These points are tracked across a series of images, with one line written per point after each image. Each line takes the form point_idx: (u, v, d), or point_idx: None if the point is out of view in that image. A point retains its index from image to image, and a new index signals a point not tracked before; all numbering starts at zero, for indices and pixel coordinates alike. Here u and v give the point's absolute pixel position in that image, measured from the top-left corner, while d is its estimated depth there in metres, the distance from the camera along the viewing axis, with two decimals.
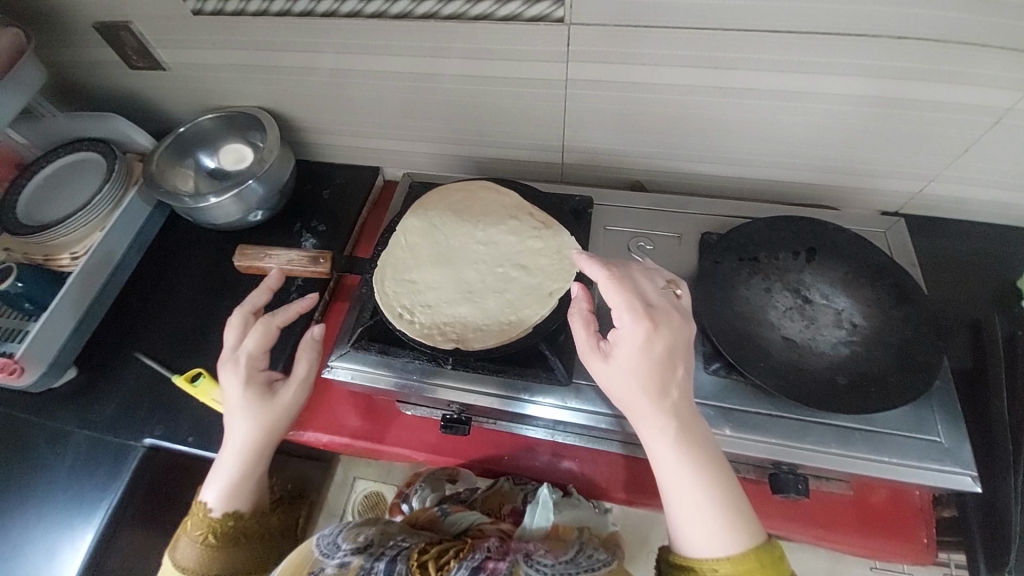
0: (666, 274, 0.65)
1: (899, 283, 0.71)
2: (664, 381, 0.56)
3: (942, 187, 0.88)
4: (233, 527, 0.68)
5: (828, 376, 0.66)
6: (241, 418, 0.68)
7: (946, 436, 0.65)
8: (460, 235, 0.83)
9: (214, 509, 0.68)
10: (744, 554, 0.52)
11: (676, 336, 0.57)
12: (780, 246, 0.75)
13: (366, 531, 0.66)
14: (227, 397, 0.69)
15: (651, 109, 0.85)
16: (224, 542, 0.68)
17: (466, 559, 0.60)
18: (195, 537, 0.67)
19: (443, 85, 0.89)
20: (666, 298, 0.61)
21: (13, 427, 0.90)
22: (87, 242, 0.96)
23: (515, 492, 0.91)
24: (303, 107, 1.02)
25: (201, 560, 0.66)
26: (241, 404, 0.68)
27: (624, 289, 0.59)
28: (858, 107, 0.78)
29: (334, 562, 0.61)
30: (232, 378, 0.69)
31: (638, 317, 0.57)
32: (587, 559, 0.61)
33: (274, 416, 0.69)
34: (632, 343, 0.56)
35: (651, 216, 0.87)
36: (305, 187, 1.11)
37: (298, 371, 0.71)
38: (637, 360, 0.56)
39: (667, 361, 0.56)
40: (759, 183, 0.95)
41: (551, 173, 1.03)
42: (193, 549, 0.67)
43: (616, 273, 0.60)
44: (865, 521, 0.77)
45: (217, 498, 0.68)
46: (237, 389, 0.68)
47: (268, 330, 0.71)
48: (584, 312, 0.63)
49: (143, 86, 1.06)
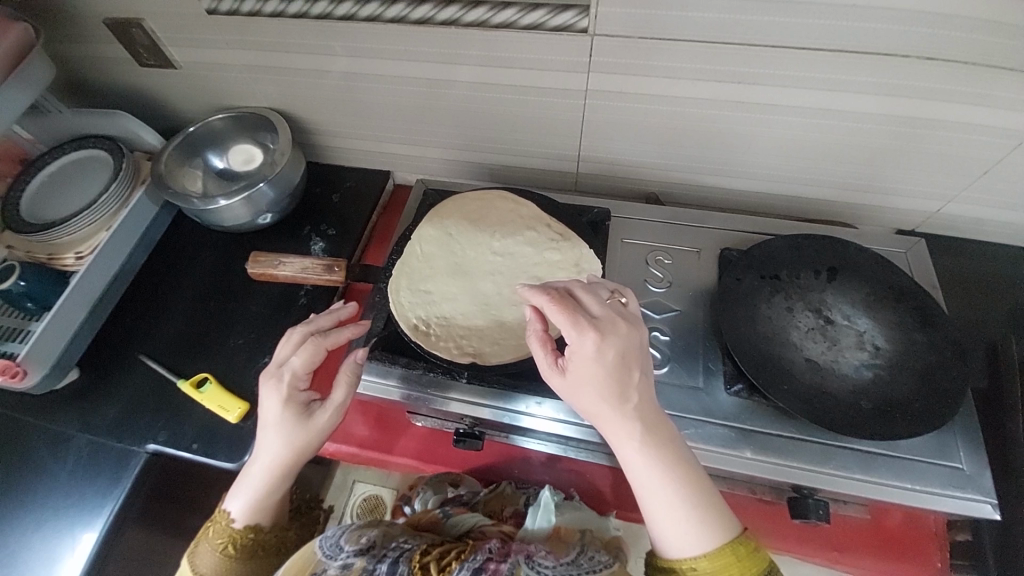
0: (610, 283, 0.63)
1: (920, 306, 0.70)
2: (622, 386, 0.55)
3: (960, 207, 0.88)
4: (250, 540, 0.67)
5: (851, 400, 0.65)
6: (273, 434, 0.66)
7: (967, 462, 0.65)
8: (475, 245, 0.82)
9: (235, 520, 0.67)
10: (720, 550, 0.53)
11: (627, 347, 0.56)
12: (801, 265, 0.74)
13: (369, 532, 0.64)
14: (263, 410, 0.67)
15: (670, 122, 0.84)
16: (242, 553, 0.67)
17: (468, 561, 0.58)
18: (216, 544, 0.66)
19: (460, 92, 0.88)
20: (610, 308, 0.58)
21: (11, 429, 0.88)
22: (93, 241, 0.94)
23: (518, 495, 0.87)
24: (315, 108, 1.00)
25: (220, 568, 0.66)
26: (275, 420, 0.66)
27: (566, 308, 0.57)
28: (878, 127, 0.78)
29: (336, 564, 0.59)
30: (272, 394, 0.66)
31: (583, 329, 0.55)
32: (589, 560, 0.60)
33: (305, 438, 0.66)
34: (583, 357, 0.55)
35: (668, 229, 0.86)
36: (316, 190, 1.09)
37: (336, 397, 0.67)
38: (592, 372, 0.55)
39: (621, 366, 0.55)
40: (775, 199, 0.95)
41: (565, 182, 1.01)
42: (212, 556, 0.66)
43: (557, 293, 0.58)
44: (881, 546, 0.76)
45: (240, 509, 0.67)
46: (275, 406, 0.66)
47: (316, 351, 0.67)
48: (540, 334, 0.60)
49: (154, 84, 1.05)
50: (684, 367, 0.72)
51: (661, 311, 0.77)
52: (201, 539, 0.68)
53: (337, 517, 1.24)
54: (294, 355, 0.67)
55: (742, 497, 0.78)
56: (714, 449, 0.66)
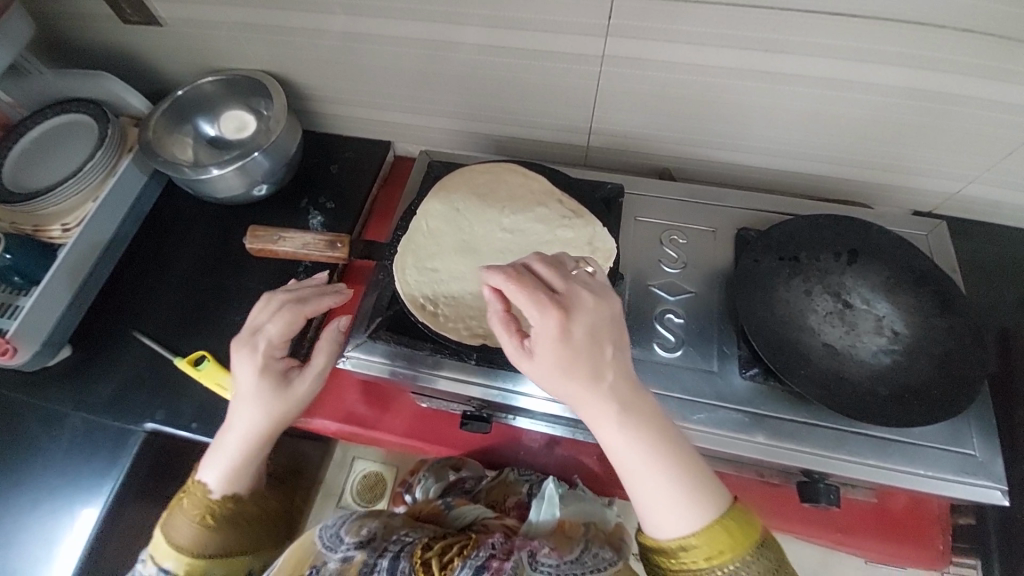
0: (571, 254, 0.61)
1: (942, 290, 0.68)
2: (595, 364, 0.53)
3: (981, 189, 0.85)
4: (227, 511, 0.66)
5: (868, 387, 0.63)
6: (248, 405, 0.64)
7: (980, 449, 0.64)
8: (483, 222, 0.78)
9: (213, 491, 0.66)
10: (710, 527, 0.52)
11: (593, 322, 0.54)
12: (821, 247, 0.72)
13: (369, 523, 0.64)
14: (238, 382, 0.65)
15: (689, 91, 0.79)
16: (220, 524, 0.65)
17: (470, 557, 0.57)
18: (193, 515, 0.64)
19: (467, 57, 0.82)
20: (573, 281, 0.56)
21: (6, 407, 0.86)
22: (79, 212, 0.90)
23: (520, 483, 0.85)
24: (312, 72, 0.94)
25: (198, 540, 0.64)
26: (251, 390, 0.64)
27: (525, 286, 0.53)
28: (908, 102, 0.74)
29: (337, 557, 0.60)
30: (247, 362, 0.65)
31: (546, 309, 0.52)
32: (594, 558, 0.59)
33: (284, 407, 0.65)
34: (548, 337, 0.52)
35: (683, 207, 0.82)
36: (313, 161, 1.04)
37: (316, 365, 0.67)
38: (560, 352, 0.52)
39: (589, 343, 0.53)
40: (790, 176, 0.91)
41: (575, 156, 0.97)
42: (189, 528, 0.64)
43: (515, 271, 0.54)
44: (885, 529, 0.77)
45: (218, 481, 0.65)
46: (251, 375, 0.64)
47: (294, 319, 0.66)
48: (502, 315, 0.55)
49: (139, 44, 0.98)
50: (698, 351, 0.71)
51: (675, 293, 0.75)
52: (173, 512, 0.65)
53: (338, 493, 1.24)
54: (274, 320, 0.65)
55: (748, 480, 0.79)
56: (727, 434, 0.66)
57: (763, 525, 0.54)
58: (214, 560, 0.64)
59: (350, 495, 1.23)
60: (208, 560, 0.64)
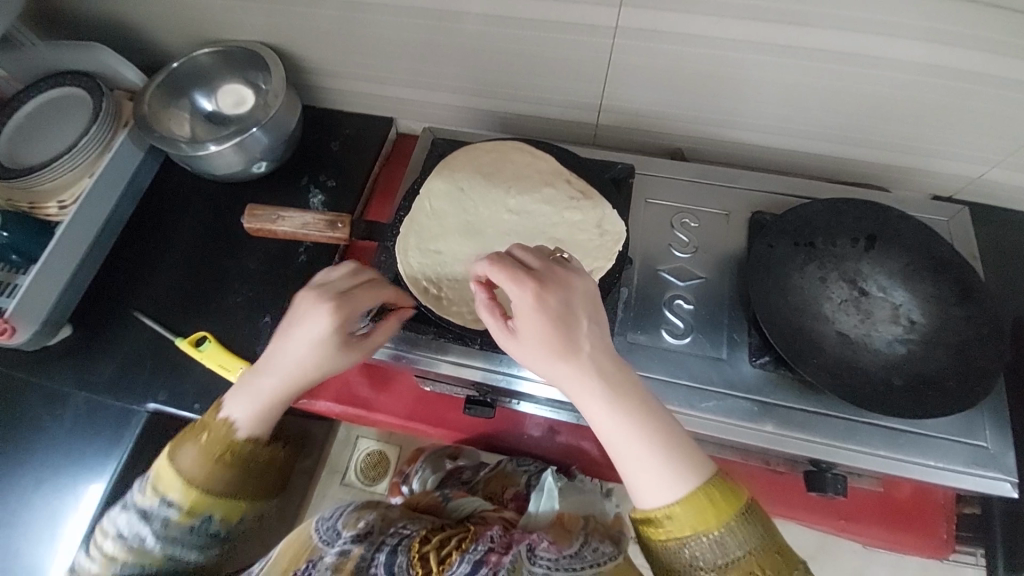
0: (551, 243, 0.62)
1: (962, 278, 0.66)
2: (571, 336, 0.53)
3: (1005, 173, 0.81)
4: (246, 452, 0.61)
5: (882, 377, 0.62)
6: (308, 350, 0.60)
7: (992, 441, 0.63)
8: (488, 202, 0.75)
9: (240, 429, 0.61)
10: (692, 494, 0.50)
11: (568, 295, 0.54)
12: (838, 232, 0.69)
13: (366, 515, 0.63)
14: (307, 326, 0.60)
15: (705, 66, 0.75)
16: (234, 464, 0.60)
17: (468, 552, 0.57)
18: (210, 449, 0.59)
19: (473, 28, 0.79)
20: (548, 257, 0.56)
21: (8, 385, 0.86)
22: (75, 189, 0.88)
23: (518, 475, 0.89)
24: (310, 44, 0.91)
25: (208, 474, 0.59)
26: (322, 339, 0.60)
27: (499, 262, 0.54)
28: (937, 80, 0.70)
29: (334, 550, 0.59)
30: (328, 312, 0.60)
31: (520, 281, 0.53)
32: (593, 552, 0.61)
33: (338, 365, 0.63)
34: (524, 309, 0.53)
35: (696, 189, 0.80)
36: (313, 138, 1.01)
37: (378, 339, 0.65)
38: (536, 323, 0.53)
39: (565, 314, 0.53)
40: (805, 157, 0.87)
41: (583, 135, 0.94)
42: (202, 461, 0.59)
43: (492, 252, 0.55)
44: (888, 517, 0.76)
45: (247, 419, 0.61)
46: (328, 324, 0.60)
47: (382, 290, 0.63)
48: (484, 300, 0.56)
49: (131, 13, 0.95)
50: (707, 338, 0.69)
51: (685, 278, 0.73)
52: (184, 441, 0.60)
53: (342, 470, 1.26)
54: (363, 292, 0.62)
55: (752, 467, 0.78)
56: (735, 422, 0.65)
57: (749, 496, 0.52)
58: (219, 499, 0.59)
59: (355, 473, 1.24)
60: (212, 497, 0.59)
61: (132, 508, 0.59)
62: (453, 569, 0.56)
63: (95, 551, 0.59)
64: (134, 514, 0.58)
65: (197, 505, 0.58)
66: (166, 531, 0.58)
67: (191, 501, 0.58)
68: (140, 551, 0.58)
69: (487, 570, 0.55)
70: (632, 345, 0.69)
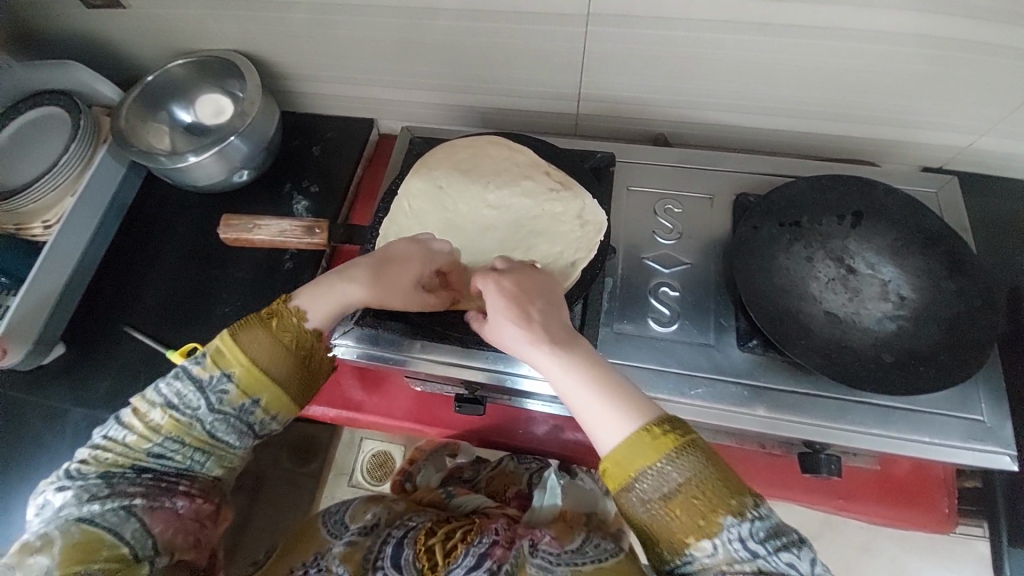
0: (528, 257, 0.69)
1: (952, 251, 0.65)
2: (524, 305, 0.57)
3: (994, 141, 0.80)
4: (310, 345, 0.61)
5: (872, 354, 0.61)
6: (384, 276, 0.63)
7: (988, 414, 0.62)
8: (467, 198, 0.74)
9: (309, 321, 0.61)
10: (638, 434, 0.50)
11: (530, 277, 0.60)
12: (824, 210, 0.68)
13: (373, 508, 0.65)
14: (398, 255, 0.64)
15: (681, 49, 0.74)
16: (293, 354, 0.59)
17: (472, 546, 0.59)
18: (278, 331, 0.59)
19: (446, 24, 0.78)
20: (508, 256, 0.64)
21: (5, 407, 0.87)
22: (58, 209, 0.88)
23: (520, 473, 0.89)
24: (284, 49, 0.90)
25: (270, 356, 0.58)
26: (402, 266, 0.63)
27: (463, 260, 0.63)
28: (918, 51, 0.69)
29: (341, 540, 0.60)
30: (415, 251, 0.65)
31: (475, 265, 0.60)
32: (596, 548, 0.59)
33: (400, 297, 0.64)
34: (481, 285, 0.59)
35: (678, 174, 0.79)
36: (294, 143, 1.01)
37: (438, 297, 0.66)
38: (490, 294, 0.58)
39: (519, 287, 0.58)
40: (790, 136, 0.86)
41: (565, 125, 0.93)
42: (268, 341, 0.58)
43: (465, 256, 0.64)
44: (889, 494, 0.76)
45: (319, 314, 0.61)
46: (413, 259, 0.64)
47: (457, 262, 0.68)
48: None
49: (104, 29, 0.94)
50: (695, 324, 0.68)
51: (671, 265, 0.73)
52: (251, 322, 0.59)
53: (348, 472, 1.26)
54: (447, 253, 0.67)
55: (750, 450, 0.78)
56: (727, 408, 0.64)
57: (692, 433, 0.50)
58: (271, 387, 0.58)
59: (360, 472, 1.25)
60: (268, 382, 0.58)
61: (187, 377, 0.56)
62: (458, 562, 0.56)
63: (139, 420, 0.56)
64: (185, 385, 0.56)
65: (252, 385, 0.57)
66: (219, 406, 0.56)
67: (249, 381, 0.57)
68: (188, 424, 0.56)
69: (492, 563, 0.56)
70: (619, 334, 0.68)
